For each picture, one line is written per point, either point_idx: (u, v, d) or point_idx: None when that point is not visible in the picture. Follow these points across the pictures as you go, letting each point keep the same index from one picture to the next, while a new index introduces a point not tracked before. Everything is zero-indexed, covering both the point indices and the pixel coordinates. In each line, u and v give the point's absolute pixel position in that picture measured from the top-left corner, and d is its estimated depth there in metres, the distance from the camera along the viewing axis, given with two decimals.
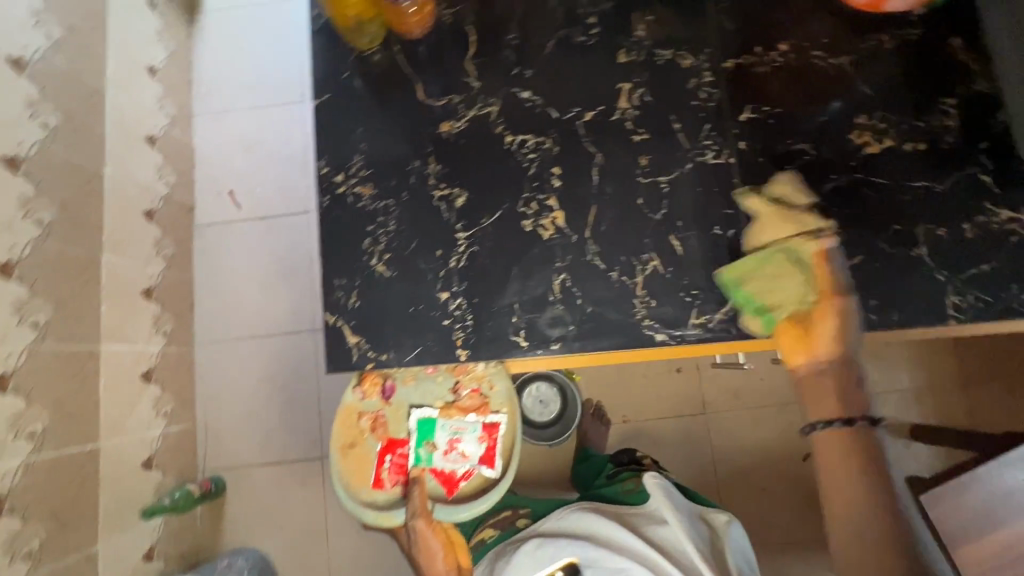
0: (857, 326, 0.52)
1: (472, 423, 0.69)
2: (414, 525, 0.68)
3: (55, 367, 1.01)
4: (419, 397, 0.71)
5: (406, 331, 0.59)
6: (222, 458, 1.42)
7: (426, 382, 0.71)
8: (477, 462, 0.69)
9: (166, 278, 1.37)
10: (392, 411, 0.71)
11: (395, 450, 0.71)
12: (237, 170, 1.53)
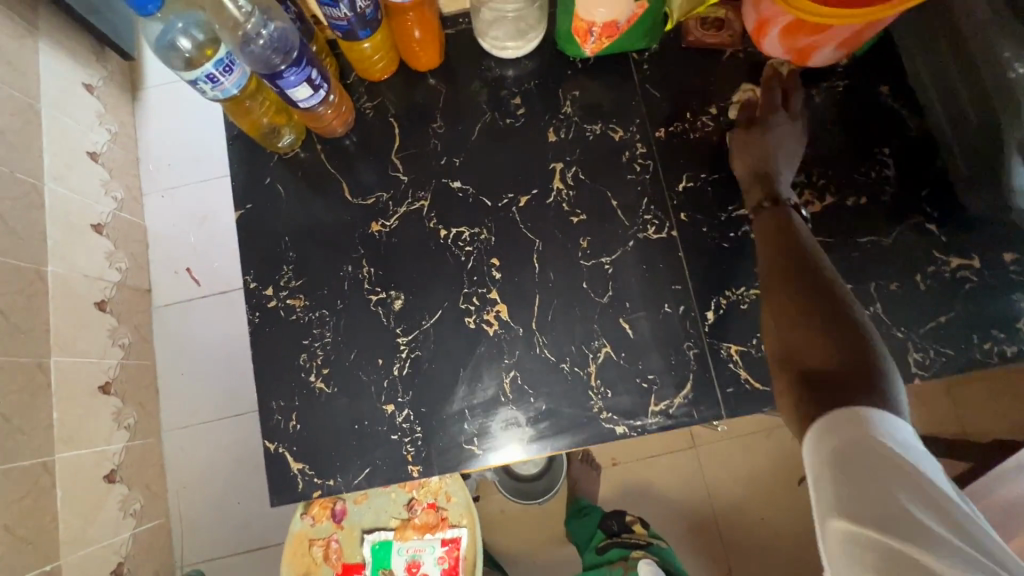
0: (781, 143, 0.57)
1: (431, 542, 0.66)
2: None
3: (8, 488, 0.95)
4: (372, 518, 0.67)
5: (352, 451, 0.55)
6: (200, 550, 1.35)
7: (379, 501, 0.67)
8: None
9: (125, 367, 1.31)
10: (345, 536, 0.67)
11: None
12: (192, 245, 1.49)
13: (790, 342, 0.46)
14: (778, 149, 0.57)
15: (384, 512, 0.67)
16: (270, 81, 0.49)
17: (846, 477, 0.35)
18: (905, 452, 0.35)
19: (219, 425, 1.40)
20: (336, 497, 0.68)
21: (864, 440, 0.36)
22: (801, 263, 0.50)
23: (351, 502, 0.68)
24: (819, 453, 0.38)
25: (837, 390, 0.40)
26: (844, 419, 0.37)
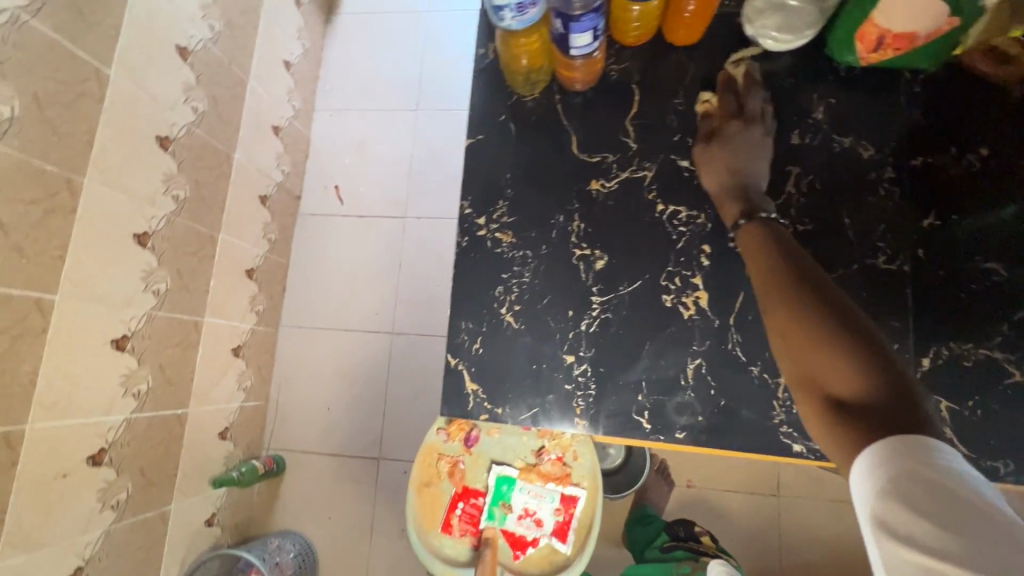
0: (750, 148, 0.56)
1: (551, 492, 0.69)
2: None
3: (167, 334, 1.06)
4: (499, 451, 0.69)
5: (525, 388, 0.57)
6: (287, 439, 1.48)
7: (508, 438, 0.69)
8: (553, 533, 0.70)
9: (268, 260, 1.45)
10: (471, 460, 0.70)
11: (470, 499, 0.70)
12: (346, 167, 1.60)
13: (801, 362, 0.43)
14: (744, 151, 0.56)
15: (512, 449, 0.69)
16: (561, 20, 0.50)
17: (926, 524, 0.32)
18: (953, 470, 0.33)
19: (329, 334, 1.52)
20: (470, 423, 0.69)
21: (922, 473, 0.33)
22: (806, 274, 0.46)
23: (484, 432, 0.70)
24: (876, 501, 0.34)
25: (872, 414, 0.37)
26: (893, 453, 0.34)
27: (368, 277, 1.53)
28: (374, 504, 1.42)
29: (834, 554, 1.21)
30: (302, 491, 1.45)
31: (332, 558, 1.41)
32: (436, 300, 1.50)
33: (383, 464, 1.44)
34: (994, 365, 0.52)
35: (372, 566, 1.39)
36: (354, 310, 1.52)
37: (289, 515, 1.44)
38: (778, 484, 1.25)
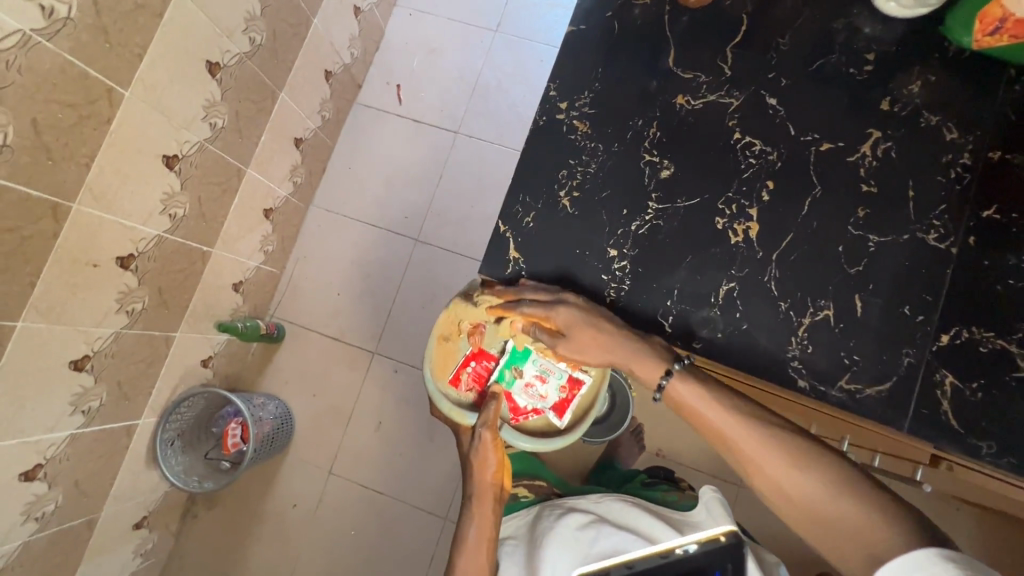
0: (581, 315, 0.56)
1: (560, 371, 0.85)
2: (481, 433, 0.83)
3: (212, 169, 1.13)
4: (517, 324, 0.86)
5: (564, 268, 0.60)
6: (292, 312, 1.52)
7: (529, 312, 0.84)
8: (553, 407, 0.85)
9: (316, 136, 1.48)
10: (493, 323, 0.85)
11: (484, 359, 0.86)
12: (412, 69, 1.60)
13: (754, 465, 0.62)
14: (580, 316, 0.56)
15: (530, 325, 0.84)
16: None
17: None
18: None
19: (356, 225, 1.54)
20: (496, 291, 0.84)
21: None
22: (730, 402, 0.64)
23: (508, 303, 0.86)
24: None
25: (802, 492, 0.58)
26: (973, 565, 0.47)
27: (406, 181, 1.55)
28: (359, 394, 1.47)
29: (777, 552, 1.26)
30: (294, 363, 1.49)
31: (307, 433, 1.46)
32: (465, 220, 1.52)
33: (376, 359, 1.48)
34: (1009, 356, 0.54)
35: (343, 449, 1.45)
36: (385, 208, 1.54)
37: (276, 383, 1.49)
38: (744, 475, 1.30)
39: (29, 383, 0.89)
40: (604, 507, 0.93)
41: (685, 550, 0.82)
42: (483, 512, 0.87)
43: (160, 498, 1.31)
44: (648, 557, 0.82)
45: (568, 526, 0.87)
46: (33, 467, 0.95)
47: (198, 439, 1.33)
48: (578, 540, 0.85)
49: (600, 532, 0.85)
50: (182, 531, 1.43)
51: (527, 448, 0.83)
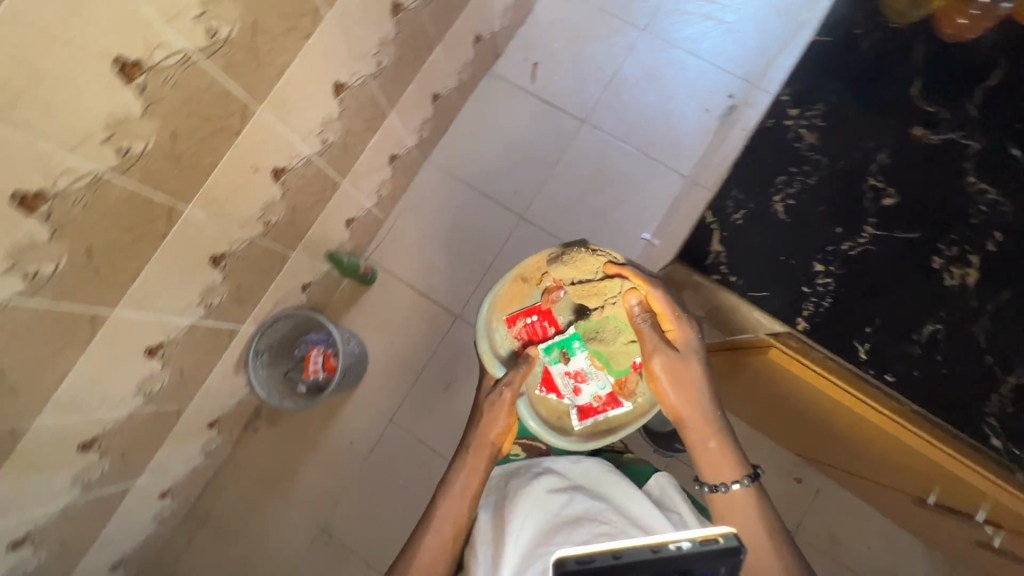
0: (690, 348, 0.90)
1: (602, 383, 1.06)
2: (502, 390, 0.97)
3: (365, 104, 1.15)
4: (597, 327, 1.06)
5: (778, 276, 0.68)
6: (386, 259, 1.55)
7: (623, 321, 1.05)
8: (579, 406, 1.06)
9: (450, 95, 1.50)
10: (594, 299, 1.05)
11: (544, 324, 1.07)
12: (552, 50, 1.61)
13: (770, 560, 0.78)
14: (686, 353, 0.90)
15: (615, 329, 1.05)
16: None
17: None
18: None
19: (465, 189, 1.56)
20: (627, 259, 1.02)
21: None
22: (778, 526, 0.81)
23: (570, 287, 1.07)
24: None
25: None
26: None
27: (523, 159, 1.56)
28: (433, 352, 1.50)
29: None
30: (378, 308, 1.52)
31: (376, 377, 1.49)
32: (574, 209, 1.52)
33: (457, 323, 1.50)
34: None
35: (407, 401, 1.48)
36: (497, 180, 1.56)
37: (358, 323, 1.52)
38: (800, 523, 1.31)
39: (177, 265, 0.93)
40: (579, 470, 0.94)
41: (676, 547, 0.57)
42: (475, 473, 0.92)
43: (235, 403, 1.36)
44: (634, 548, 0.57)
45: (543, 487, 0.88)
46: (157, 343, 1.00)
47: (282, 357, 1.38)
48: (551, 501, 0.86)
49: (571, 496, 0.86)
50: (241, 440, 1.48)
51: (530, 425, 1.04)
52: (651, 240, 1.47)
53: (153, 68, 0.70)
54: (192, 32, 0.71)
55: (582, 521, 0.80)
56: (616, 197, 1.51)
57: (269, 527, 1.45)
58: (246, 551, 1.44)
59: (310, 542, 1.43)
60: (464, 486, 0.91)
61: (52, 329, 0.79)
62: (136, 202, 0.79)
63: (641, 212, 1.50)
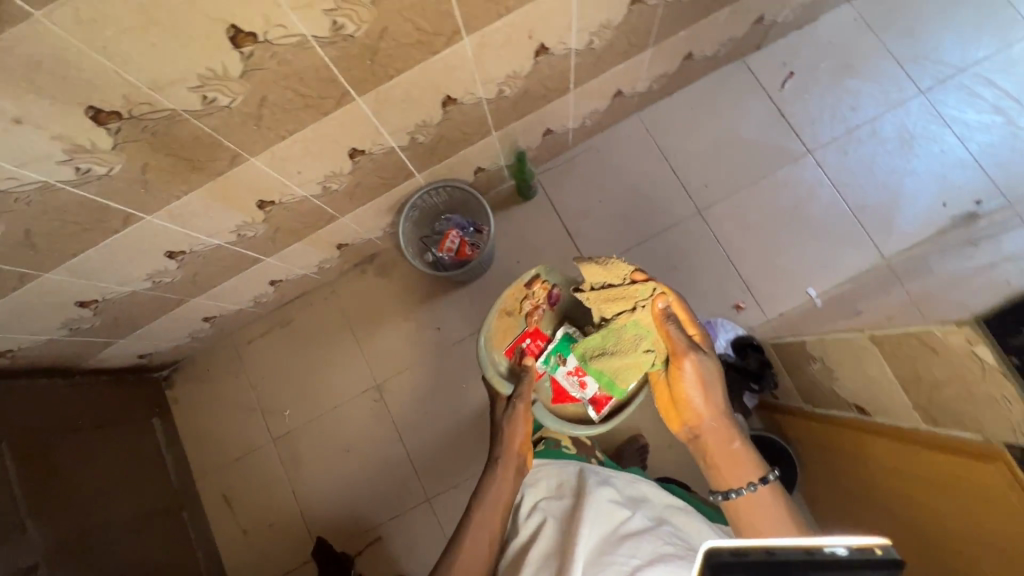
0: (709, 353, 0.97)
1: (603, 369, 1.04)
2: (516, 405, 1.04)
3: (640, 26, 1.10)
4: (607, 338, 1.01)
5: None
6: (552, 185, 1.52)
7: (643, 328, 0.99)
8: (590, 399, 1.05)
9: (698, 62, 1.42)
10: (615, 304, 1.00)
11: (537, 339, 1.09)
12: (816, 67, 1.49)
13: None
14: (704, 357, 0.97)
15: (626, 341, 1.00)
16: None
17: None
18: None
19: (658, 159, 1.50)
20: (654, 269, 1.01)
21: None
22: None
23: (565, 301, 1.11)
24: None
25: None
26: None
27: (728, 157, 1.48)
28: None
29: None
30: (522, 225, 1.51)
31: (489, 284, 1.50)
32: (753, 230, 1.44)
33: None
34: None
35: None
36: (693, 165, 1.49)
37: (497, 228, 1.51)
38: None
39: (422, 88, 0.93)
40: (631, 488, 0.98)
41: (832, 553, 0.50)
42: (502, 481, 0.99)
43: (365, 239, 1.40)
44: (785, 547, 0.50)
45: (605, 497, 0.90)
46: (362, 149, 1.01)
47: (425, 222, 1.41)
48: (613, 512, 0.88)
49: (631, 513, 0.88)
50: (348, 274, 1.54)
51: (555, 426, 1.05)
52: (815, 298, 1.37)
53: None
54: None
55: (644, 535, 0.82)
56: (800, 240, 1.42)
57: (334, 360, 1.52)
58: (305, 369, 1.52)
59: (362, 392, 1.49)
60: (497, 496, 0.97)
61: (313, 87, 0.80)
62: (441, 9, 0.78)
63: (818, 267, 1.40)
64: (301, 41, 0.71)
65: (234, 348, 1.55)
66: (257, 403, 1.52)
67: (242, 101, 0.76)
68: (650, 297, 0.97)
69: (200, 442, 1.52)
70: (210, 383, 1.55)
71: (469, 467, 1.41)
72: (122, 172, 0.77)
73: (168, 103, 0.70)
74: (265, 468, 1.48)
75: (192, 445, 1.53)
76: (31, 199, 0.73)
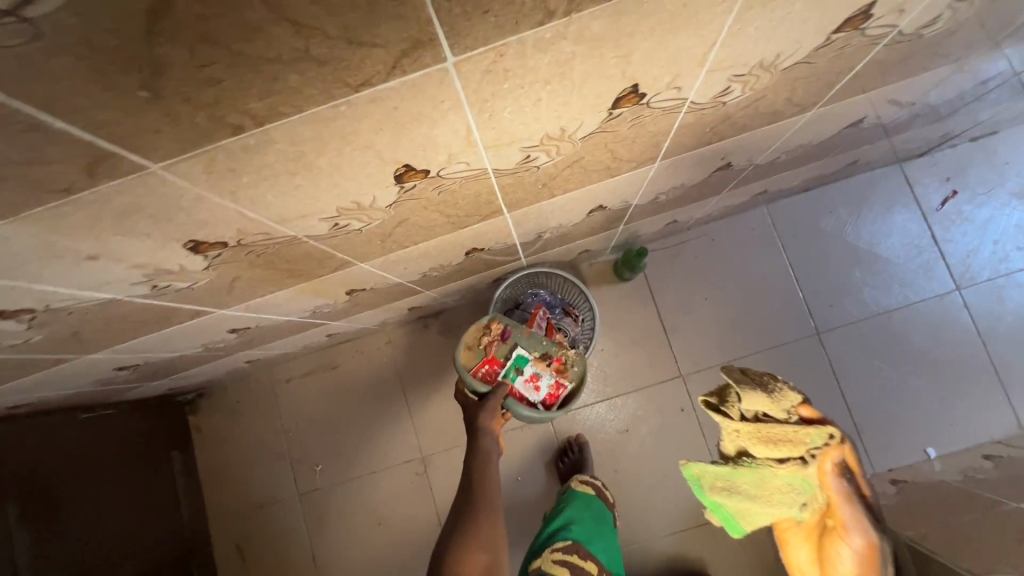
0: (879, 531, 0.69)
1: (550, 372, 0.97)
2: (488, 405, 0.87)
3: (832, 141, 0.90)
4: (739, 478, 0.72)
5: None
6: (654, 269, 1.33)
7: (803, 482, 0.69)
8: (546, 399, 0.95)
9: (856, 165, 1.21)
10: (773, 449, 0.70)
11: (494, 362, 0.95)
12: (982, 191, 1.29)
13: None
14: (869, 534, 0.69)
15: (770, 490, 0.70)
16: None
17: None
18: None
19: (780, 262, 1.32)
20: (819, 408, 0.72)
21: None
22: None
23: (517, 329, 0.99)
24: None
25: None
26: None
27: (862, 276, 1.30)
28: (632, 390, 1.31)
29: None
30: (612, 308, 1.33)
31: None
32: (874, 366, 1.27)
33: (678, 382, 1.30)
34: None
35: (576, 412, 1.31)
36: (820, 277, 1.31)
37: None
38: None
39: (577, 201, 0.75)
40: None
41: None
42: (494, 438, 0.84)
43: (438, 302, 1.22)
44: None
45: None
46: (481, 248, 0.83)
47: (517, 287, 1.20)
48: None
49: None
50: (406, 325, 1.38)
51: (532, 416, 0.92)
52: (933, 460, 1.21)
53: (860, 28, 0.47)
54: (929, 10, 0.48)
55: None
56: (926, 389, 1.25)
57: (378, 419, 1.37)
58: (345, 422, 1.38)
59: (404, 462, 1.35)
60: (490, 452, 0.82)
61: (463, 209, 0.61)
62: (653, 141, 0.59)
63: (941, 423, 1.24)
64: (477, 174, 0.53)
65: (270, 383, 1.41)
66: (287, 450, 1.38)
67: (376, 224, 0.57)
68: (825, 447, 0.68)
69: (221, 480, 1.39)
70: (240, 416, 1.41)
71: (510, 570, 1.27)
72: (207, 284, 0.59)
73: (289, 231, 0.51)
74: (287, 522, 1.35)
75: (211, 481, 1.40)
76: (88, 311, 0.56)
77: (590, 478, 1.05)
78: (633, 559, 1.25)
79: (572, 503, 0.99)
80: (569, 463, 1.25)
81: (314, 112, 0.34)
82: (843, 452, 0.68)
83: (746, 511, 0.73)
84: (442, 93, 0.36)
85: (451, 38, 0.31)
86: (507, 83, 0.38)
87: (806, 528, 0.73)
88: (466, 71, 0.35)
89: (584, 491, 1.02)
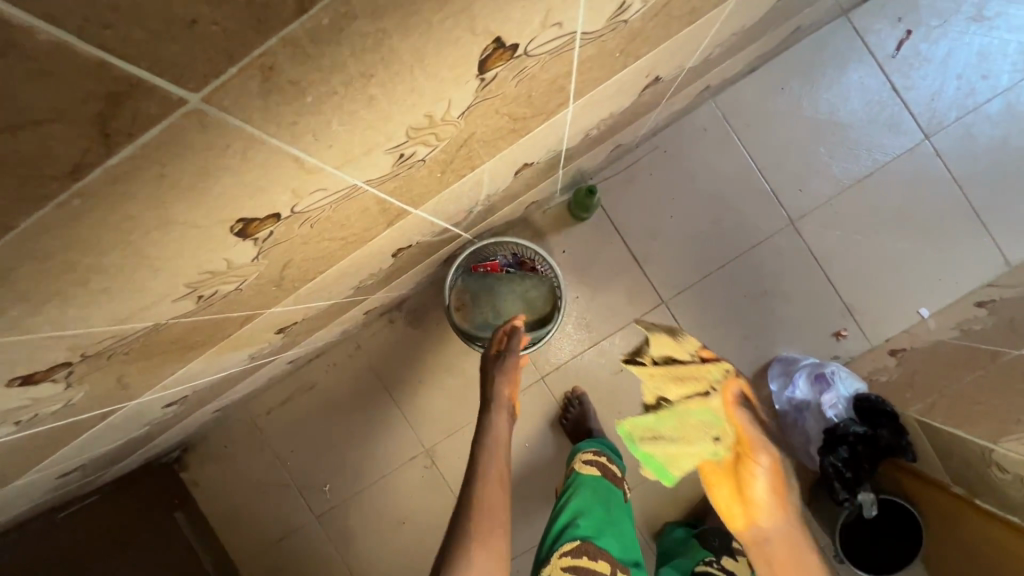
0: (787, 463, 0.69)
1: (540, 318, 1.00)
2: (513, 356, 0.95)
3: (768, 17, 0.78)
4: (664, 424, 0.89)
5: None
6: (611, 200, 1.23)
7: (713, 417, 0.79)
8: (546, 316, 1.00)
9: (800, 30, 1.09)
10: (683, 385, 0.88)
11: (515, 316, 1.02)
12: (940, 23, 1.17)
13: None
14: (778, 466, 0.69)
15: (688, 424, 0.82)
16: None
17: None
18: None
19: (740, 157, 1.22)
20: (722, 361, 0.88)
21: None
22: None
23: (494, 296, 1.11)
24: None
25: None
26: None
27: (826, 150, 1.21)
28: (618, 329, 1.25)
29: None
30: (578, 251, 1.24)
31: None
32: (855, 241, 1.21)
33: (661, 309, 1.24)
34: None
35: (567, 367, 1.26)
36: (783, 162, 1.22)
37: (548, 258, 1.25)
38: None
39: (496, 167, 0.64)
40: None
41: None
42: (500, 416, 0.85)
43: (393, 296, 1.13)
44: None
45: None
46: (407, 245, 0.73)
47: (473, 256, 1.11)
48: None
49: None
50: (371, 325, 1.29)
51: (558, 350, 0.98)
52: (929, 320, 1.19)
53: None
54: None
55: None
56: (911, 252, 1.21)
57: (371, 426, 1.32)
58: (339, 437, 1.33)
59: (410, 459, 1.32)
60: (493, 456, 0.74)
61: (355, 226, 0.51)
62: (554, 87, 0.48)
63: (932, 282, 1.20)
64: (345, 193, 0.42)
65: (251, 421, 1.34)
66: (290, 479, 1.34)
67: (254, 278, 0.47)
68: (723, 380, 0.81)
69: (235, 524, 1.36)
70: (233, 459, 1.36)
71: (540, 533, 1.27)
72: (87, 394, 0.50)
73: (139, 325, 0.42)
74: (313, 546, 1.34)
75: (225, 527, 1.37)
76: None
77: (591, 454, 1.01)
78: (657, 491, 1.25)
79: (578, 492, 0.95)
80: (573, 419, 1.22)
81: (35, 224, 0.24)
82: (739, 384, 0.80)
83: (673, 453, 0.87)
84: (218, 139, 0.26)
85: (168, 73, 0.20)
86: (309, 95, 0.27)
87: (722, 470, 0.73)
88: (233, 104, 0.24)
89: (589, 480, 0.96)
